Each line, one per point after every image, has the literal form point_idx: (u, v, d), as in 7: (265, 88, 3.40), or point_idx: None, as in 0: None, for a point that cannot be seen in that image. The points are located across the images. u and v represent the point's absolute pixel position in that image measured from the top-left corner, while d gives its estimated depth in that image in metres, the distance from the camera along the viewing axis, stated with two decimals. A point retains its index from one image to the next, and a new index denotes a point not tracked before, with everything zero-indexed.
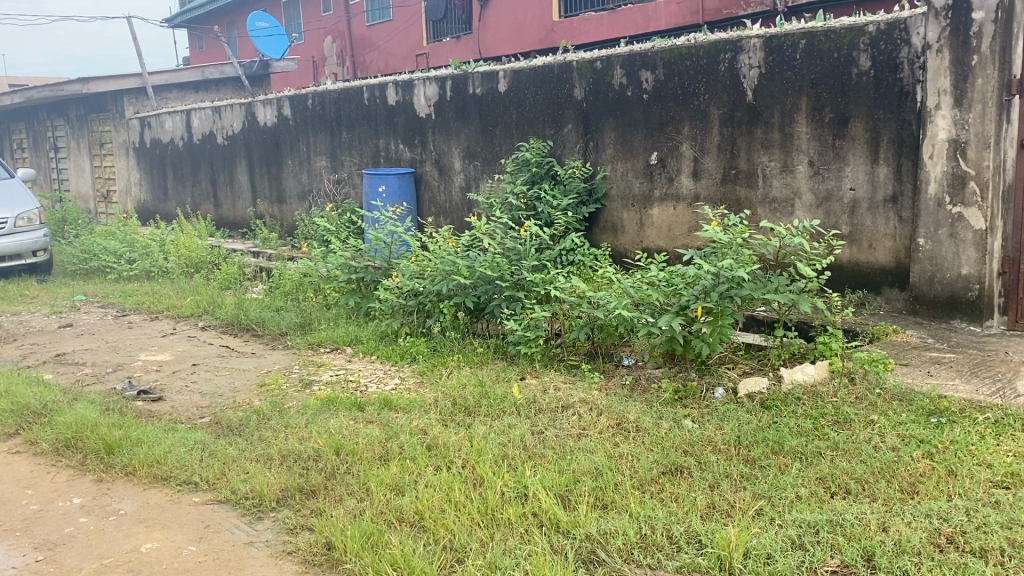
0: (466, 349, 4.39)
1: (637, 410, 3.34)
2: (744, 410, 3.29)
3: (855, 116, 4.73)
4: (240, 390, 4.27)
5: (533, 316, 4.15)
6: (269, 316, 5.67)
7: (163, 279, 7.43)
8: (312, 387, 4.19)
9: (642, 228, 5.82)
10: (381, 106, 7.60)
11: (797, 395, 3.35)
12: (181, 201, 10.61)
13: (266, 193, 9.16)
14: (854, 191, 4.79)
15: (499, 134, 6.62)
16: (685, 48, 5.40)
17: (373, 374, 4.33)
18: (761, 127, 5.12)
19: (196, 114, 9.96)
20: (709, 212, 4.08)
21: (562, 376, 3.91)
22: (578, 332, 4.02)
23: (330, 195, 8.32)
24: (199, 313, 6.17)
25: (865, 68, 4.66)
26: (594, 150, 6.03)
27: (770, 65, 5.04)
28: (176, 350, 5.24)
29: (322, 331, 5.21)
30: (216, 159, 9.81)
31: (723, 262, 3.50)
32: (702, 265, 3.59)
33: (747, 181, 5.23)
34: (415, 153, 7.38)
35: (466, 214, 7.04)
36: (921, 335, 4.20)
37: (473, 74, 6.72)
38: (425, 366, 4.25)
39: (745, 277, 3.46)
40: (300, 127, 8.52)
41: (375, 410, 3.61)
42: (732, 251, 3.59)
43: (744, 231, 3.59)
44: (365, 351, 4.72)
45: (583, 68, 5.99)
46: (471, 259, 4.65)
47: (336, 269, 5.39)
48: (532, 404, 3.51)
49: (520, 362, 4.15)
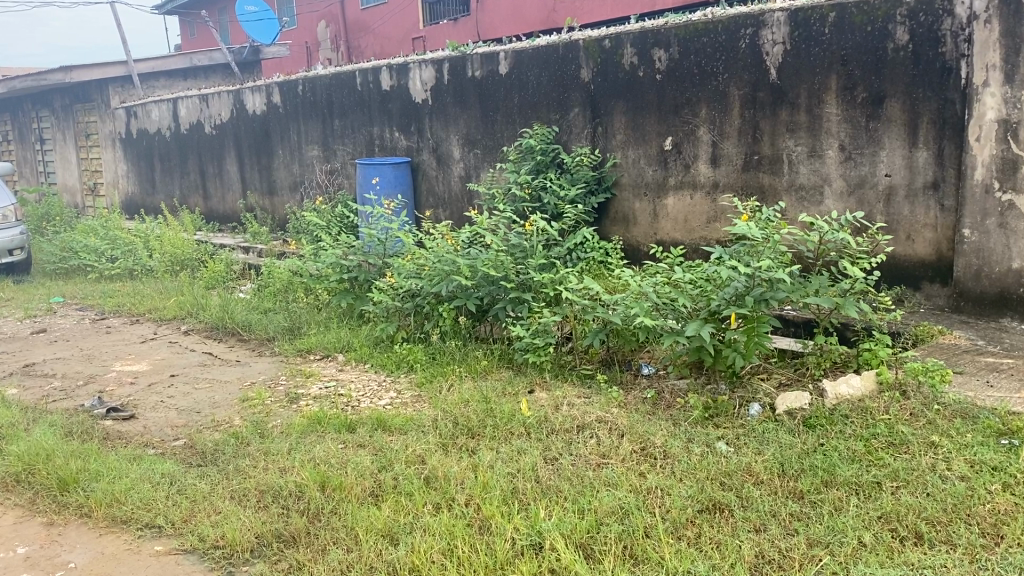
0: (469, 357, 4.00)
1: (664, 432, 2.95)
2: (785, 431, 2.90)
3: (891, 96, 4.31)
4: (221, 406, 3.88)
5: (542, 322, 3.75)
6: (256, 319, 5.28)
7: (146, 277, 7.02)
8: (299, 403, 3.81)
9: (656, 219, 5.42)
10: (375, 92, 7.17)
11: (844, 413, 2.96)
12: (169, 194, 10.20)
13: (256, 185, 8.76)
14: (890, 177, 4.38)
15: (501, 119, 6.20)
16: (701, 24, 4.97)
17: (367, 386, 3.94)
18: (786, 108, 4.71)
19: (183, 102, 9.53)
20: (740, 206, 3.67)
21: (575, 389, 3.52)
22: (591, 340, 3.63)
23: (323, 186, 7.90)
24: (182, 316, 5.77)
25: (902, 42, 4.24)
26: (602, 135, 5.61)
27: (795, 41, 4.62)
28: (155, 358, 4.85)
29: (313, 335, 4.82)
30: (205, 149, 9.38)
31: (759, 262, 3.06)
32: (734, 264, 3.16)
33: (771, 168, 4.82)
34: (411, 141, 6.97)
35: (466, 205, 6.63)
36: (970, 336, 3.80)
37: (472, 56, 6.29)
38: (423, 377, 3.87)
39: (784, 279, 3.03)
40: (290, 115, 8.10)
41: (367, 432, 3.22)
42: (767, 248, 3.17)
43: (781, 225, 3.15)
44: (358, 359, 4.34)
45: (589, 47, 5.56)
46: (472, 258, 4.25)
47: (328, 267, 5.02)
48: (543, 424, 3.11)
49: (528, 372, 3.76)
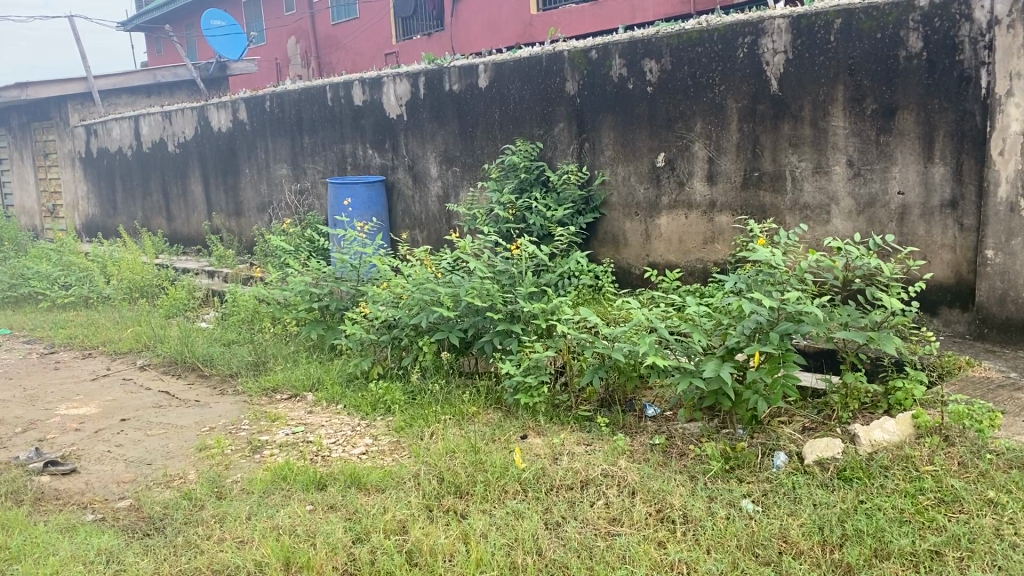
0: (453, 396, 3.62)
1: (680, 490, 2.60)
2: (819, 489, 2.56)
3: (903, 108, 4.01)
4: (175, 457, 3.46)
5: (534, 358, 3.38)
6: (218, 352, 4.85)
7: (101, 306, 6.56)
8: (262, 452, 3.41)
9: (649, 240, 5.08)
10: (346, 107, 6.79)
11: (882, 464, 2.62)
12: (131, 215, 9.72)
13: (222, 205, 8.32)
14: (903, 194, 4.08)
15: (481, 135, 5.83)
16: (695, 32, 4.65)
17: (340, 431, 3.54)
18: (788, 121, 4.40)
19: (145, 120, 9.09)
20: (757, 229, 3.34)
21: (573, 435, 3.16)
22: (590, 379, 3.26)
23: (292, 207, 7.51)
24: (138, 349, 5.32)
25: (915, 49, 3.94)
26: (590, 151, 5.26)
27: (798, 50, 4.31)
28: (105, 399, 4.40)
29: (279, 372, 4.40)
30: (167, 168, 8.93)
31: (787, 295, 2.70)
32: (754, 296, 2.80)
33: (773, 185, 4.50)
34: (385, 158, 6.59)
35: (444, 226, 6.25)
36: (1001, 366, 3.48)
37: (450, 69, 5.94)
38: (402, 421, 3.48)
39: (816, 313, 2.67)
40: (257, 132, 7.70)
41: (338, 492, 2.83)
42: (792, 279, 2.82)
43: (811, 252, 2.79)
44: (329, 399, 3.94)
45: (575, 58, 5.22)
46: (455, 285, 3.87)
47: (296, 296, 4.60)
48: (541, 480, 2.75)
49: (519, 415, 3.38)
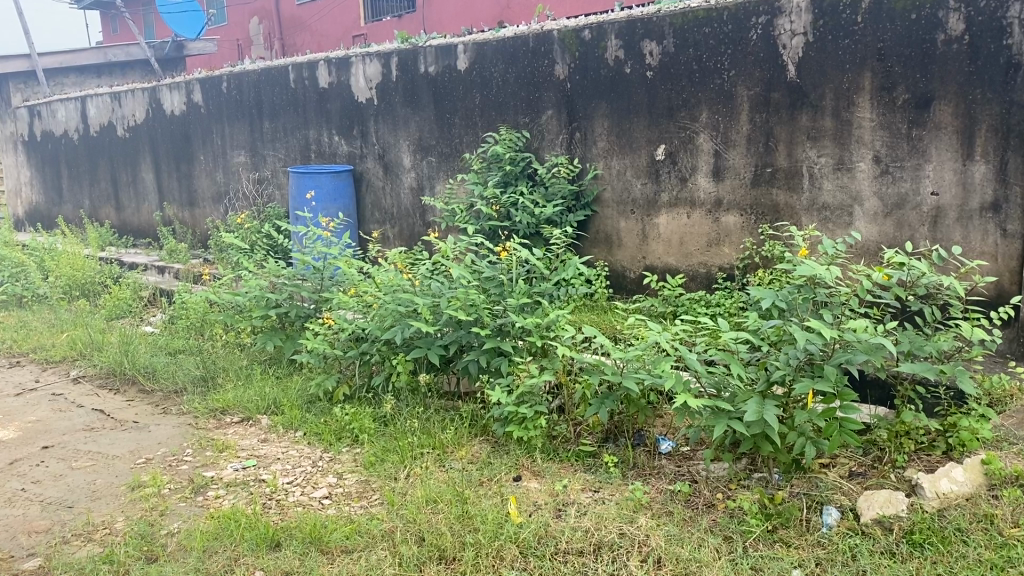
0: (433, 424, 3.13)
1: (717, 560, 2.14)
2: (887, 559, 2.10)
3: (939, 98, 3.56)
4: (102, 497, 2.92)
5: (528, 383, 2.88)
6: (163, 363, 4.29)
7: (35, 305, 5.93)
8: (206, 493, 2.88)
9: (645, 241, 4.60)
10: (310, 90, 6.22)
11: (959, 526, 2.16)
12: (78, 203, 9.03)
13: (175, 195, 7.70)
14: (937, 195, 3.63)
15: (459, 123, 5.31)
16: (702, 11, 4.17)
17: (299, 466, 3.03)
18: (807, 111, 3.94)
19: (92, 101, 8.41)
20: (795, 238, 2.83)
21: (577, 476, 2.68)
22: (595, 411, 2.76)
23: (250, 198, 6.93)
24: (72, 357, 4.73)
25: (956, 32, 3.48)
26: (581, 142, 4.76)
27: (819, 31, 3.85)
28: (27, 420, 3.83)
29: (230, 389, 3.86)
30: (117, 154, 8.26)
31: (851, 323, 2.23)
32: (805, 322, 2.33)
33: (788, 183, 4.05)
34: (353, 146, 6.04)
35: (418, 221, 5.73)
36: None
37: (425, 49, 5.41)
38: (372, 455, 2.99)
39: (885, 344, 2.21)
40: (213, 115, 7.09)
41: (295, 555, 2.33)
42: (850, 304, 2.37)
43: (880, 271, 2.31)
44: (286, 424, 3.41)
45: (566, 39, 4.71)
46: (435, 293, 3.36)
47: (250, 301, 4.06)
48: (545, 542, 2.27)
49: (511, 450, 2.90)
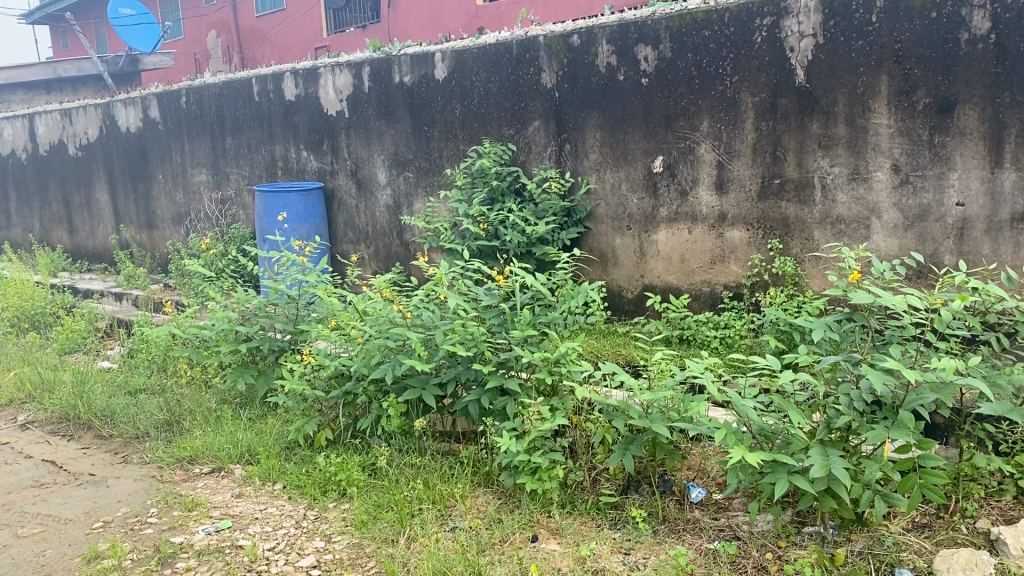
0: (430, 473, 2.79)
1: None
2: None
3: (964, 102, 3.31)
4: (52, 572, 2.53)
5: (542, 428, 2.55)
6: (123, 405, 3.89)
7: None
8: (174, 563, 2.50)
9: (643, 258, 4.30)
10: (276, 103, 5.84)
11: None
12: (27, 227, 8.52)
13: (133, 216, 7.27)
14: (963, 206, 3.38)
15: (438, 136, 4.99)
16: (702, 13, 3.88)
17: (282, 527, 2.67)
18: (818, 118, 3.66)
19: (41, 119, 7.94)
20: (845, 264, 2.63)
21: (605, 537, 2.37)
22: (619, 459, 2.44)
23: (213, 219, 6.54)
24: (20, 400, 4.30)
25: (980, 31, 3.23)
26: (571, 154, 4.46)
27: (830, 32, 3.58)
28: None
29: (197, 435, 3.48)
30: (68, 174, 7.79)
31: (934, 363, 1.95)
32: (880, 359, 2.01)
33: (798, 195, 3.78)
34: (323, 162, 5.67)
35: (395, 241, 5.38)
36: None
37: (400, 57, 5.08)
38: (365, 513, 2.64)
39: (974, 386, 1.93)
40: (171, 132, 6.68)
41: None
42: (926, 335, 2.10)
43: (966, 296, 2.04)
44: (263, 476, 3.05)
45: (552, 45, 4.40)
46: (427, 325, 3.01)
47: (217, 335, 3.66)
48: None
49: (523, 503, 2.57)
